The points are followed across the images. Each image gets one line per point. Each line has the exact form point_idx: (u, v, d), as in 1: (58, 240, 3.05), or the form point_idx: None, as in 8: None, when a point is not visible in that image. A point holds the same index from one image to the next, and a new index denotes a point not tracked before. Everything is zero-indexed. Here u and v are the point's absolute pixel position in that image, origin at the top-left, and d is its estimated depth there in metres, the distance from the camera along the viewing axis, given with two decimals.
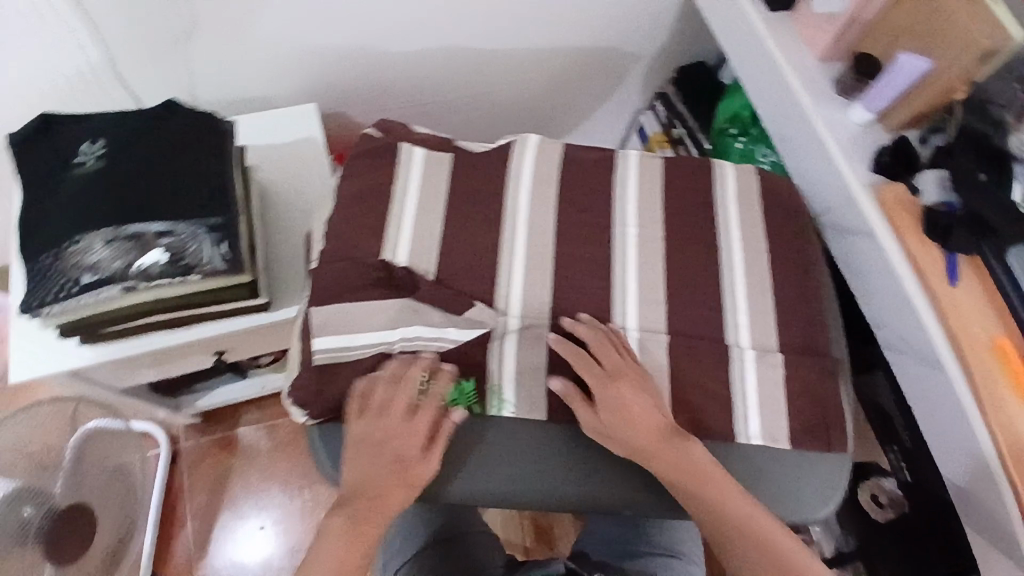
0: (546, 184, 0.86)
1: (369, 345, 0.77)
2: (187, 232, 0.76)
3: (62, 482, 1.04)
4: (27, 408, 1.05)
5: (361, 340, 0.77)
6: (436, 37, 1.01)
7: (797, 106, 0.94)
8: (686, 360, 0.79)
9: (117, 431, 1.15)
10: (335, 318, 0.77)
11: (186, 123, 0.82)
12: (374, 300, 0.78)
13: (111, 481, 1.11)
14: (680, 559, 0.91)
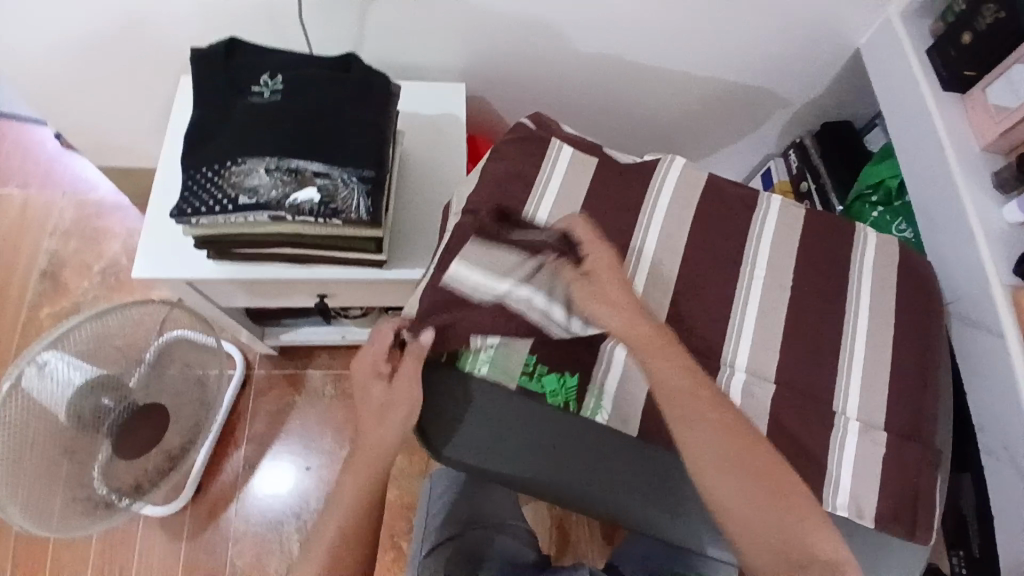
0: (682, 207, 0.86)
1: (501, 289, 0.76)
2: (341, 178, 0.80)
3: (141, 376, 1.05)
4: (125, 302, 1.01)
5: (497, 278, 0.77)
6: (597, 43, 1.06)
7: (951, 189, 0.91)
8: (790, 413, 0.78)
9: (202, 345, 1.15)
10: (479, 249, 0.77)
11: (359, 77, 0.87)
12: (511, 252, 0.78)
13: (181, 387, 1.13)
14: None
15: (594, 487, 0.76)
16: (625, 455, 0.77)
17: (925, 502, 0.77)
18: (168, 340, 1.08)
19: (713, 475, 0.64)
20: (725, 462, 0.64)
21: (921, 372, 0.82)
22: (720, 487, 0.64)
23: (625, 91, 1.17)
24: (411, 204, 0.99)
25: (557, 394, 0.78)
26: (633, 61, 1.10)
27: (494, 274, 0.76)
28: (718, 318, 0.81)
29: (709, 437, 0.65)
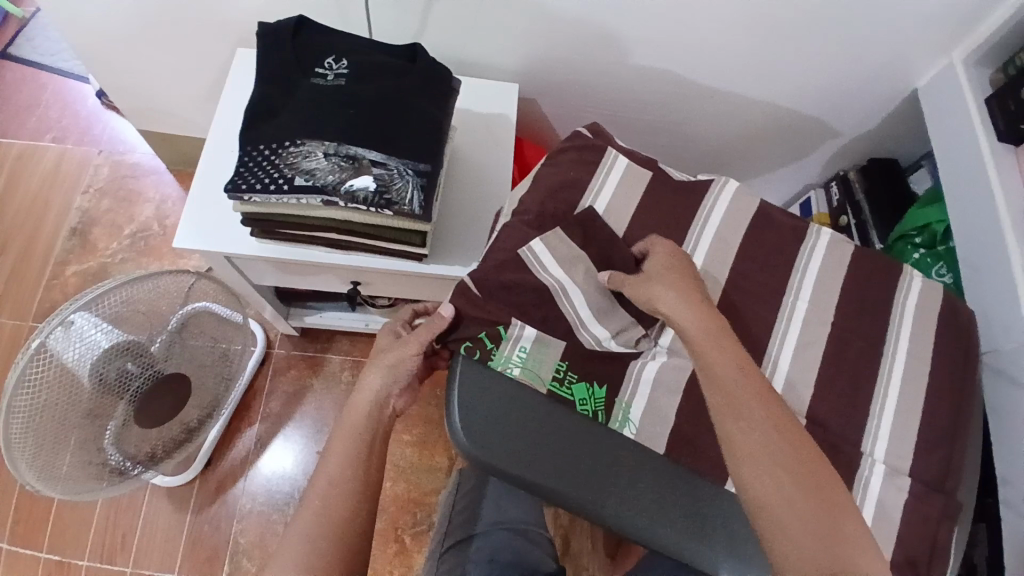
0: (730, 232, 0.86)
1: (558, 283, 0.79)
2: (398, 169, 0.80)
3: (162, 344, 1.04)
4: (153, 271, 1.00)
5: (559, 275, 0.80)
6: (655, 58, 1.06)
7: (999, 240, 0.91)
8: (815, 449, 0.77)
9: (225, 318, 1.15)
10: (562, 240, 0.81)
11: (423, 70, 0.87)
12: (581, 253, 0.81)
13: (205, 358, 1.12)
14: None
15: (625, 503, 0.72)
16: (658, 476, 0.74)
17: (942, 550, 0.76)
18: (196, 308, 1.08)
19: (759, 466, 0.66)
20: (775, 458, 0.66)
21: (950, 421, 0.80)
22: (768, 482, 0.65)
23: (676, 106, 1.18)
24: (456, 201, 0.99)
25: (587, 402, 0.77)
26: (690, 78, 1.10)
27: (564, 261, 0.80)
28: (757, 347, 0.81)
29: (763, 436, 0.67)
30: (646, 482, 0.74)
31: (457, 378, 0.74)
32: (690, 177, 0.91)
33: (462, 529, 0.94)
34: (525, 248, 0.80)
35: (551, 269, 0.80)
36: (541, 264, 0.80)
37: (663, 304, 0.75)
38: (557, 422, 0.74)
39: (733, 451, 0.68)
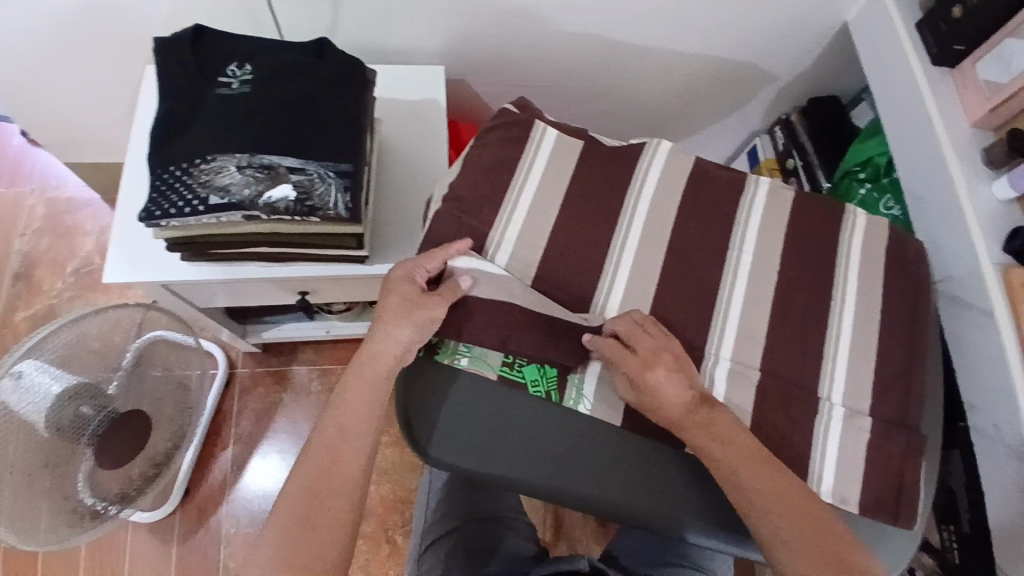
0: (669, 192, 0.84)
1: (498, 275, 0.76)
2: (318, 173, 0.77)
3: (118, 380, 1.02)
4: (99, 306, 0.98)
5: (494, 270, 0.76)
6: (579, 21, 1.02)
7: (941, 168, 0.91)
8: (772, 402, 0.76)
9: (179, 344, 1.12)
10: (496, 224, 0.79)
11: (334, 64, 0.84)
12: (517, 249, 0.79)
13: (165, 389, 1.11)
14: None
15: (586, 482, 0.73)
16: (619, 451, 0.75)
17: (907, 486, 0.76)
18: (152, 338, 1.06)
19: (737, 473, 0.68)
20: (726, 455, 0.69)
21: (905, 356, 0.80)
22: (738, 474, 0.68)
23: (610, 70, 1.14)
24: (390, 195, 0.95)
25: (538, 383, 0.76)
26: (619, 39, 1.07)
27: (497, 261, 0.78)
28: (706, 306, 0.80)
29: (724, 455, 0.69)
30: (608, 460, 0.75)
31: (418, 391, 0.75)
32: (623, 142, 0.89)
33: (439, 527, 0.93)
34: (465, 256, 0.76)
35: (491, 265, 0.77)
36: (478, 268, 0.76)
37: (658, 380, 0.70)
38: (512, 414, 0.75)
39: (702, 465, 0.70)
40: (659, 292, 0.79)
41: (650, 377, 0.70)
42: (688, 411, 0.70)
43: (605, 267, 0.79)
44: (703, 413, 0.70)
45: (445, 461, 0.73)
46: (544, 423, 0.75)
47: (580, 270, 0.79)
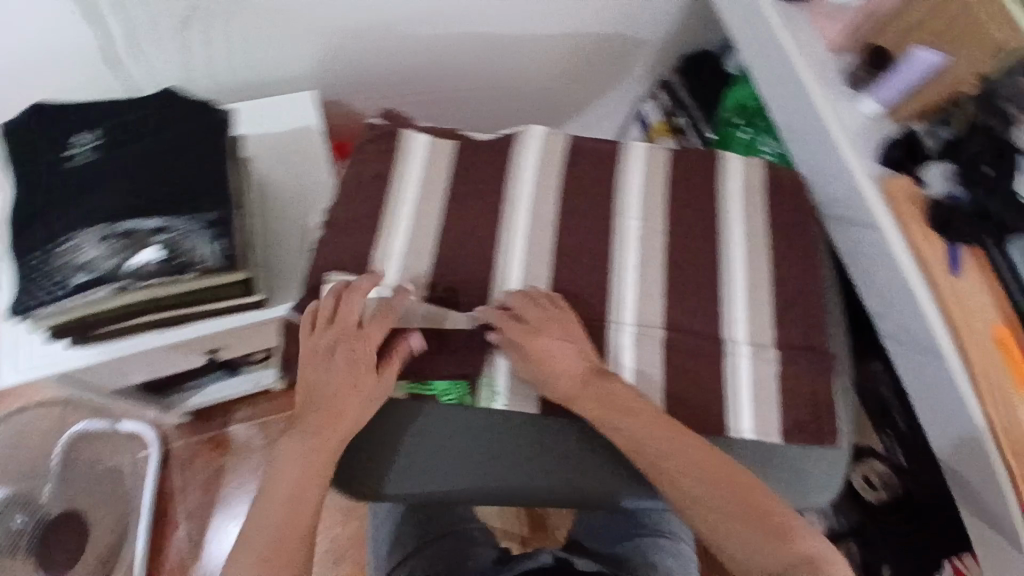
0: (551, 172, 0.85)
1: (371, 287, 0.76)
2: (186, 229, 0.74)
3: (50, 487, 1.10)
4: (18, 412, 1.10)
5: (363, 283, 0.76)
6: (440, 21, 1.01)
7: (807, 96, 0.93)
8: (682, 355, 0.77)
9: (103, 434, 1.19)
10: (380, 238, 0.78)
11: (182, 113, 0.82)
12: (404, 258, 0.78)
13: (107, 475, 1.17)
14: (669, 538, 0.91)
15: (524, 476, 0.75)
16: (560, 448, 0.76)
17: (823, 406, 0.78)
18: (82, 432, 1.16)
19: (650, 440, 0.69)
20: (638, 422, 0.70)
21: (801, 283, 0.83)
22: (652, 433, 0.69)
23: (486, 65, 1.13)
24: (276, 234, 0.92)
25: (449, 391, 0.77)
26: (480, 35, 1.07)
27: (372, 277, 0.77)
28: (603, 277, 0.80)
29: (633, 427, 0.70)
30: (539, 454, 0.76)
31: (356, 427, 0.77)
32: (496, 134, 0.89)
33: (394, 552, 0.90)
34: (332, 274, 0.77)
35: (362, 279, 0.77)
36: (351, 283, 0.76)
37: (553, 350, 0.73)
38: (442, 425, 0.77)
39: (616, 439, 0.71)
40: (555, 274, 0.80)
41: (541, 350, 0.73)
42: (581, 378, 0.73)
43: (499, 259, 0.79)
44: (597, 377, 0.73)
45: (398, 495, 0.75)
46: (473, 429, 0.77)
47: (472, 268, 0.79)
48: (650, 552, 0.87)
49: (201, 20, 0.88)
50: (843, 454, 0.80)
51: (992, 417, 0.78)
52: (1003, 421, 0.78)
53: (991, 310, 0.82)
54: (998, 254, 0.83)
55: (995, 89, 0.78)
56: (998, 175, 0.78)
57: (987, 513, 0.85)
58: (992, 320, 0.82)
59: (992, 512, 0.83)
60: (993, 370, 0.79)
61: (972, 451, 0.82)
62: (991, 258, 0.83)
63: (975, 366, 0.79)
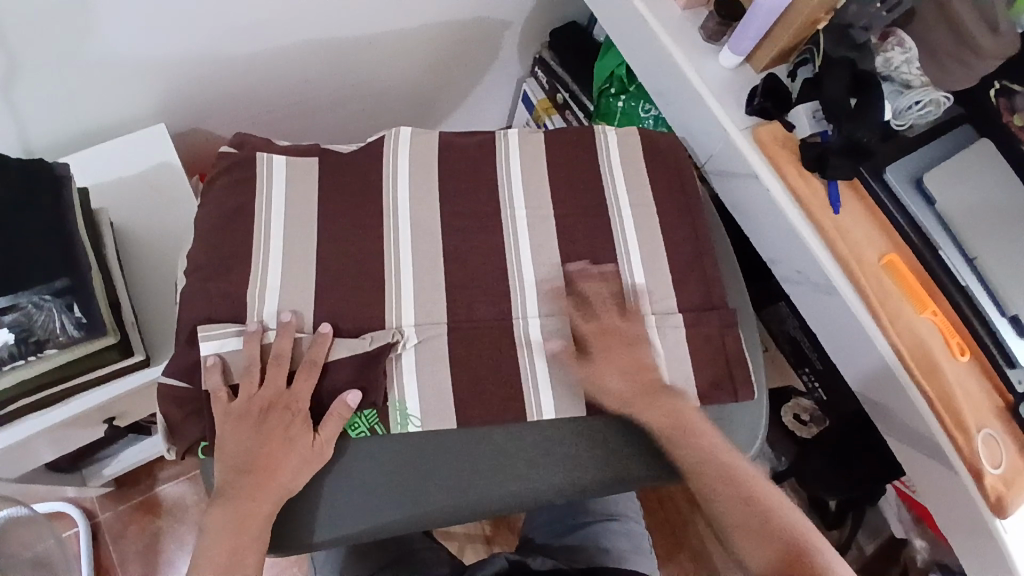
0: (425, 174, 0.82)
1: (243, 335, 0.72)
2: (32, 302, 0.69)
3: None
4: None
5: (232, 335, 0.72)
6: (288, 31, 0.96)
7: (669, 57, 0.93)
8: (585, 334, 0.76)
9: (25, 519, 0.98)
10: (254, 274, 0.74)
11: (13, 174, 0.74)
12: (282, 290, 0.74)
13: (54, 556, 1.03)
14: (619, 521, 0.91)
15: (450, 493, 0.74)
16: (487, 454, 0.75)
17: (735, 364, 0.78)
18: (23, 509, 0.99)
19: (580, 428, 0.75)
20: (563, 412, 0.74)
21: (694, 245, 0.83)
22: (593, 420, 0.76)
23: (351, 69, 1.09)
24: (153, 285, 0.88)
25: (357, 424, 0.74)
26: (335, 37, 1.02)
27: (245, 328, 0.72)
28: (496, 272, 0.78)
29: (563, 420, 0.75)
30: (463, 467, 0.75)
31: None
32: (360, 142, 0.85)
33: None
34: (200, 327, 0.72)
35: (235, 326, 0.72)
36: (223, 334, 0.71)
37: (463, 372, 0.74)
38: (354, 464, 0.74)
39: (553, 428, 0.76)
40: (445, 278, 0.77)
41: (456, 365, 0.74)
42: (498, 385, 0.74)
43: (385, 273, 0.76)
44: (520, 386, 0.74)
45: (330, 539, 0.73)
46: (386, 459, 0.74)
47: (357, 288, 0.75)
48: (603, 536, 0.89)
49: (22, 73, 0.81)
50: (761, 408, 0.81)
51: (897, 344, 0.81)
52: (907, 346, 0.81)
53: (879, 240, 0.85)
54: (875, 183, 0.86)
55: (848, 25, 0.86)
56: (863, 105, 0.83)
57: (907, 435, 0.86)
58: (881, 248, 0.85)
59: (911, 431, 0.85)
60: (888, 295, 0.83)
61: (882, 380, 0.85)
62: (869, 188, 0.87)
63: (869, 296, 0.82)
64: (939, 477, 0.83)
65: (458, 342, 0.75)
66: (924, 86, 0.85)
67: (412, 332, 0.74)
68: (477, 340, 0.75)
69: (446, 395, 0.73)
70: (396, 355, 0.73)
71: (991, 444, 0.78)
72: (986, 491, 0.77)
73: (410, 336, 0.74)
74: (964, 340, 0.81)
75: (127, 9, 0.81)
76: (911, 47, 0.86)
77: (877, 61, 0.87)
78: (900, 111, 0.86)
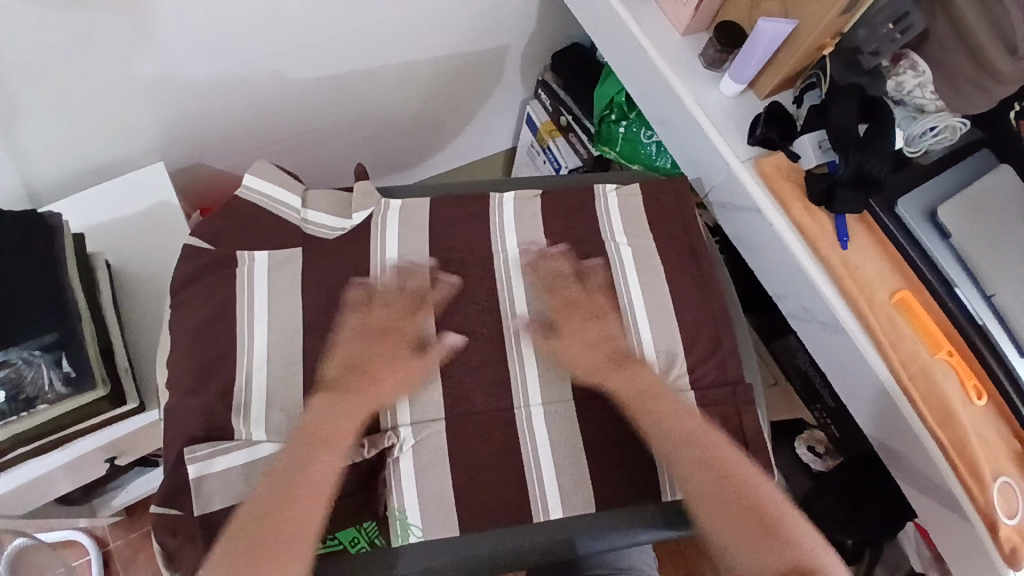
0: (416, 219, 0.82)
1: (234, 459, 0.69)
2: (22, 357, 0.70)
3: None
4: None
5: (221, 458, 0.69)
6: (285, 70, 0.96)
7: (668, 87, 0.91)
8: (603, 355, 0.77)
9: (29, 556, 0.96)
10: (245, 326, 0.75)
11: (7, 230, 0.74)
12: (273, 342, 0.74)
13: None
14: None
15: (457, 558, 0.69)
16: (488, 530, 0.70)
17: (746, 419, 0.76)
18: (28, 540, 0.98)
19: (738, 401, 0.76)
20: (570, 472, 0.73)
21: (701, 293, 0.81)
22: (602, 489, 0.73)
23: (351, 101, 1.09)
24: (152, 328, 0.88)
25: (358, 539, 0.70)
26: (331, 72, 1.01)
27: (237, 448, 0.70)
28: (491, 322, 0.78)
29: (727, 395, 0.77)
30: (465, 537, 0.70)
31: None
32: (348, 221, 0.81)
33: None
34: (186, 449, 0.69)
35: (223, 443, 0.70)
36: (211, 453, 0.69)
37: (458, 434, 0.73)
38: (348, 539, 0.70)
39: (565, 499, 0.72)
40: (437, 326, 0.77)
41: (455, 426, 0.73)
42: (490, 439, 0.73)
43: (377, 323, 0.76)
44: (515, 441, 0.73)
45: None
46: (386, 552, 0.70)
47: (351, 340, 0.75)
48: None
49: (19, 122, 0.82)
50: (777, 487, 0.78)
51: (909, 387, 0.77)
52: (921, 389, 0.77)
53: (891, 276, 0.81)
54: (886, 218, 0.81)
55: (859, 51, 0.82)
56: (872, 133, 0.79)
57: (917, 480, 0.83)
58: (893, 284, 0.81)
59: (925, 478, 0.81)
60: (901, 334, 0.79)
61: (895, 424, 0.81)
62: (881, 222, 0.82)
63: (881, 336, 0.78)
64: (955, 529, 0.79)
65: (450, 391, 0.74)
66: (938, 110, 0.81)
67: (409, 432, 0.72)
68: (468, 395, 0.74)
69: (437, 449, 0.72)
70: (394, 459, 0.71)
71: (1007, 492, 0.75)
72: (999, 542, 0.73)
73: (406, 437, 0.72)
74: (981, 381, 0.77)
75: (118, 55, 0.81)
76: (925, 69, 0.80)
77: (888, 86, 0.83)
78: (914, 137, 0.82)
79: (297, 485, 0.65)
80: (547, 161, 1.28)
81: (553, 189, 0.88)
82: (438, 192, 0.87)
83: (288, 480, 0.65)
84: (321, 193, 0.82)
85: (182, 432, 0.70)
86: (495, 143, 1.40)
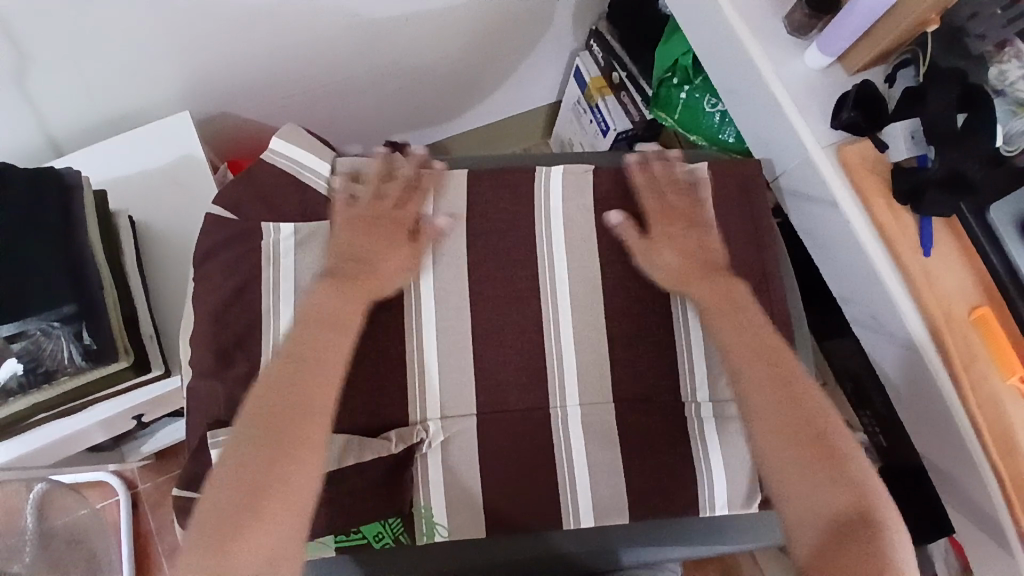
0: (454, 197, 0.75)
1: None
2: (40, 329, 0.67)
3: None
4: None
5: None
6: (317, 15, 0.88)
7: (744, 55, 0.80)
8: (700, 262, 0.71)
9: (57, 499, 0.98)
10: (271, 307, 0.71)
11: (24, 190, 0.70)
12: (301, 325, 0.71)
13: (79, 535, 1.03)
14: None
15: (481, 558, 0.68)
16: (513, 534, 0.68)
17: None
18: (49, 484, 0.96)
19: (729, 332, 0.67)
20: (602, 481, 0.69)
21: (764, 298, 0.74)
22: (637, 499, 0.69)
23: (388, 50, 1.00)
24: (178, 291, 0.85)
25: (382, 535, 0.67)
26: (367, 19, 0.92)
27: None
28: (529, 314, 0.73)
29: (727, 328, 0.67)
30: (490, 539, 0.68)
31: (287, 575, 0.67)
32: None
33: None
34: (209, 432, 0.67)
35: None
36: None
37: (490, 432, 0.70)
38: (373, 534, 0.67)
39: (597, 507, 0.69)
40: (471, 316, 0.72)
41: (487, 423, 0.70)
42: (521, 440, 0.70)
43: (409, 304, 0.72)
44: (547, 443, 0.70)
45: None
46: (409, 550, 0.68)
47: (381, 328, 0.71)
48: None
49: (36, 67, 0.76)
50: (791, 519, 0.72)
51: (975, 415, 0.71)
52: (987, 416, 0.71)
53: (973, 290, 0.73)
54: (975, 223, 0.72)
55: (965, 32, 0.71)
56: (974, 129, 0.68)
57: (969, 508, 0.78)
58: (973, 299, 0.73)
59: (976, 506, 0.76)
60: (975, 355, 0.72)
61: (956, 449, 0.75)
62: (968, 228, 0.73)
63: (950, 355, 0.71)
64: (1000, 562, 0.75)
65: (483, 386, 0.71)
66: None
67: (438, 428, 0.69)
68: (503, 392, 0.71)
69: (464, 448, 0.69)
70: (421, 455, 0.69)
71: None
72: None
73: (435, 433, 0.69)
74: None
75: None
76: None
77: (988, 73, 0.70)
78: (1014, 135, 0.70)
79: (277, 432, 0.56)
80: (594, 121, 1.17)
81: (605, 167, 0.80)
82: (478, 165, 0.80)
83: (269, 424, 0.57)
84: (351, 160, 0.76)
85: (204, 415, 0.68)
86: (539, 96, 1.30)
